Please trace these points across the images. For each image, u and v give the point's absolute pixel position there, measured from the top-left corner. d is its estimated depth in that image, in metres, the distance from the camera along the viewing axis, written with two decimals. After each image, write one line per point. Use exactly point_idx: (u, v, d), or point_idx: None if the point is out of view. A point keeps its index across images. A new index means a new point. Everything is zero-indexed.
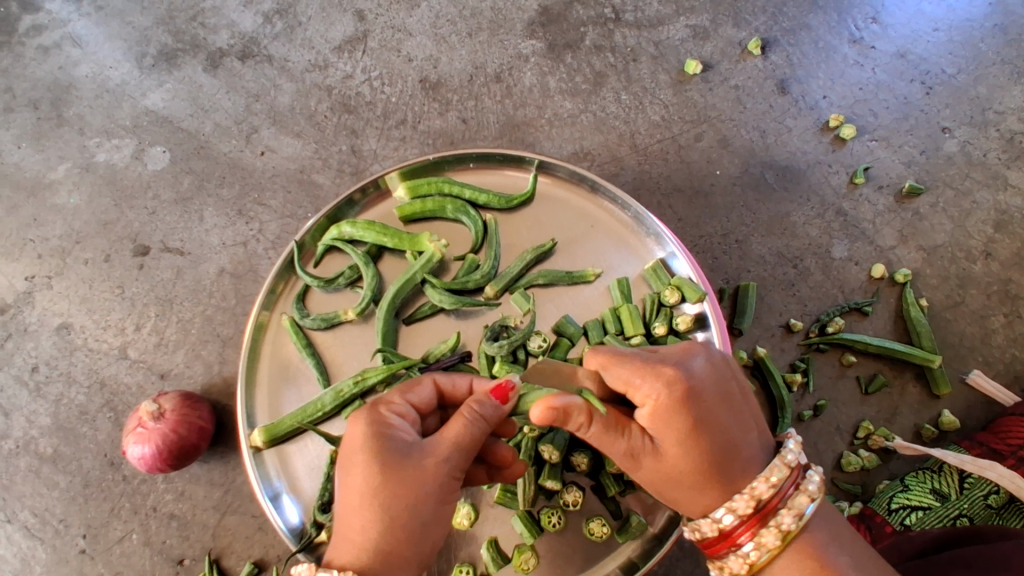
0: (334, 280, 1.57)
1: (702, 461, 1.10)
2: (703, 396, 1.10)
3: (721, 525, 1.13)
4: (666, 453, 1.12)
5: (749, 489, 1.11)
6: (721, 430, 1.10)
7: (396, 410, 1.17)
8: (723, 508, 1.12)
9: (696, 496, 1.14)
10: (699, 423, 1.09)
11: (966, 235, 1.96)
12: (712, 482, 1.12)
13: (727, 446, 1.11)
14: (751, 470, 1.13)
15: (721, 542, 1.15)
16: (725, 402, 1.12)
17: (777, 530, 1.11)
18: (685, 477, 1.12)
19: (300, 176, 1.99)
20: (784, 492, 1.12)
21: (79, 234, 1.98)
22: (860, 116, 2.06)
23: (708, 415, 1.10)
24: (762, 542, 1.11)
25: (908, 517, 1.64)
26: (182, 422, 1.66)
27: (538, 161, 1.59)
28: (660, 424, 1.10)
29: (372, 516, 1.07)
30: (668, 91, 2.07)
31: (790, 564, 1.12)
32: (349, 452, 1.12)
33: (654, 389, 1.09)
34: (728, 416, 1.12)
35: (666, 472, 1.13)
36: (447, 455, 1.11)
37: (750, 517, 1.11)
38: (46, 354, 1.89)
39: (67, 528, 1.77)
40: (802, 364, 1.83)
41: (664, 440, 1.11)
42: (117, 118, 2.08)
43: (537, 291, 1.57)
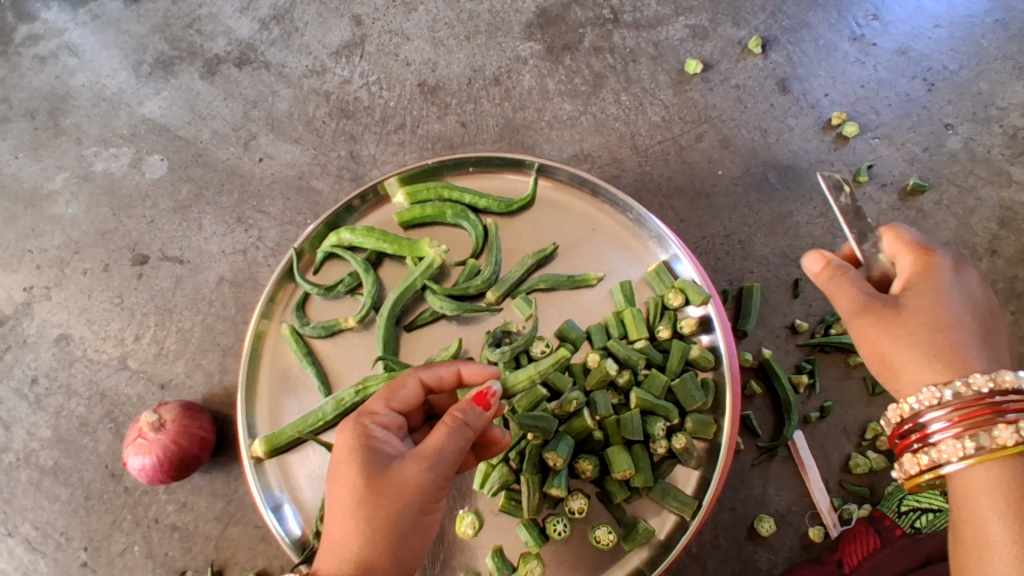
0: (334, 287, 1.56)
1: (941, 323, 1.09)
2: (966, 281, 1.15)
3: (942, 400, 1.06)
4: (909, 307, 1.11)
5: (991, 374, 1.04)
6: (958, 298, 1.12)
7: (380, 422, 1.15)
8: (954, 382, 1.05)
9: (918, 363, 1.09)
10: (938, 287, 1.13)
11: (971, 232, 1.94)
12: (949, 350, 1.08)
13: (973, 318, 1.11)
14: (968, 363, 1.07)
15: (922, 422, 1.10)
16: (982, 304, 1.14)
17: (995, 432, 1.01)
18: (920, 334, 1.09)
19: (298, 183, 1.97)
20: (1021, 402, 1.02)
21: (77, 245, 1.97)
22: (862, 114, 2.04)
23: (949, 283, 1.13)
24: (990, 436, 1.01)
25: (918, 520, 1.67)
26: (183, 433, 1.64)
27: (537, 164, 1.58)
28: (919, 284, 1.13)
29: (354, 527, 1.04)
30: (668, 91, 2.06)
31: (987, 475, 1.00)
32: (336, 464, 1.09)
33: (909, 260, 1.17)
34: (960, 296, 1.13)
35: (903, 332, 1.11)
36: (425, 464, 1.06)
37: (966, 405, 1.04)
38: (46, 366, 1.88)
39: (69, 541, 1.76)
40: (807, 365, 1.81)
41: (921, 294, 1.12)
42: (115, 127, 2.07)
43: (539, 296, 1.56)
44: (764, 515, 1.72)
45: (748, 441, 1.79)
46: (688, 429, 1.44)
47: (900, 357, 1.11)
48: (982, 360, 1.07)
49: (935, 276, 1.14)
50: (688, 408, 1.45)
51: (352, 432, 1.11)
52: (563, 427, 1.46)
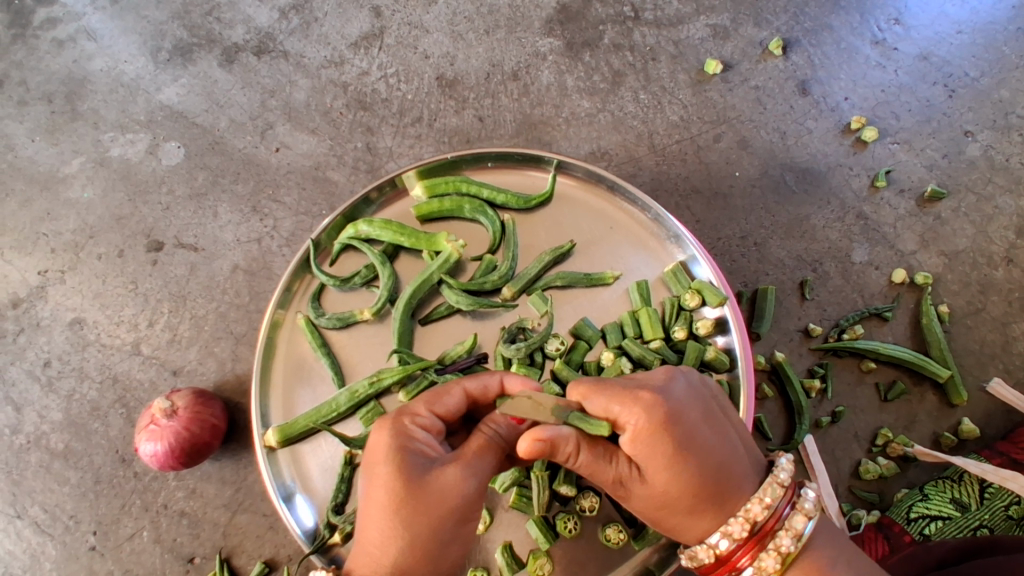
0: (350, 279, 1.56)
1: (694, 485, 1.08)
2: (685, 426, 1.07)
3: (718, 551, 1.12)
4: (654, 477, 1.08)
5: (742, 513, 1.10)
6: (697, 454, 1.07)
7: (421, 424, 1.14)
8: (719, 533, 1.11)
9: (687, 520, 1.12)
10: (688, 445, 1.07)
11: (987, 240, 1.93)
12: (706, 504, 1.09)
13: (713, 469, 1.08)
14: (729, 505, 1.10)
15: (714, 571, 1.15)
16: (706, 416, 1.11)
17: (763, 564, 1.10)
18: (682, 501, 1.09)
19: (315, 173, 1.97)
20: (772, 521, 1.11)
21: (92, 229, 1.98)
22: (882, 119, 2.03)
23: (686, 436, 1.07)
24: (762, 566, 1.10)
25: (928, 527, 1.61)
26: (195, 420, 1.65)
27: (556, 160, 1.57)
28: (646, 455, 1.07)
29: (392, 532, 1.06)
30: (687, 91, 2.05)
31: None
32: (373, 463, 1.09)
33: (637, 413, 1.06)
34: (716, 437, 1.11)
35: (657, 499, 1.10)
36: (467, 475, 1.09)
37: (736, 547, 1.11)
38: (59, 349, 1.88)
39: (78, 525, 1.77)
40: (820, 370, 1.81)
41: (648, 466, 1.08)
42: (132, 113, 2.07)
43: (554, 293, 1.55)
44: None
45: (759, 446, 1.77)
46: None
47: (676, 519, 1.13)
48: (747, 490, 1.11)
49: (665, 441, 1.06)
50: None
51: (392, 434, 1.10)
52: None
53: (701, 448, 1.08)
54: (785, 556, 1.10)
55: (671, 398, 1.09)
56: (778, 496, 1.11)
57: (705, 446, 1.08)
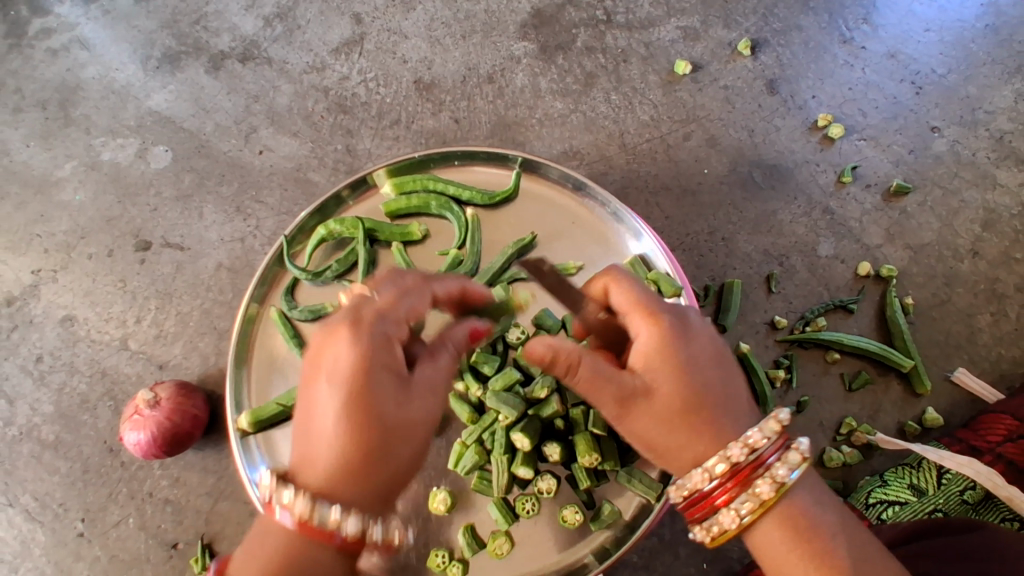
0: (322, 273, 1.62)
1: (693, 398, 1.15)
2: (694, 349, 1.17)
3: (712, 474, 1.13)
4: (657, 391, 1.15)
5: (743, 440, 1.12)
6: (700, 375, 1.16)
7: (398, 335, 1.17)
8: (717, 459, 1.13)
9: (685, 445, 1.15)
10: (689, 361, 1.16)
11: (953, 234, 1.97)
12: (704, 427, 1.15)
13: (714, 395, 1.16)
14: (729, 429, 1.15)
15: (707, 499, 1.15)
16: (709, 342, 1.21)
17: (756, 492, 1.11)
18: (679, 418, 1.15)
19: (296, 175, 2.05)
20: (770, 452, 1.12)
21: (83, 230, 2.06)
22: (849, 116, 2.07)
23: (690, 355, 1.17)
24: (757, 493, 1.11)
25: (885, 512, 1.65)
26: (176, 410, 1.71)
27: (521, 159, 1.62)
28: (651, 364, 1.16)
29: (363, 450, 1.11)
30: (657, 91, 2.11)
31: (772, 527, 1.12)
32: (337, 363, 1.12)
33: (649, 325, 1.18)
34: (717, 365, 1.19)
35: (655, 413, 1.16)
36: (427, 399, 1.18)
37: (732, 475, 1.12)
38: (50, 345, 1.96)
39: (66, 512, 1.84)
40: (785, 361, 1.84)
41: (653, 377, 1.15)
42: (122, 118, 2.16)
43: (519, 285, 1.60)
44: None
45: None
46: None
47: (669, 443, 1.17)
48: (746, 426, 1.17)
49: (670, 354, 1.16)
50: None
51: (368, 340, 1.12)
52: (533, 411, 1.49)
53: (700, 367, 1.17)
54: (779, 485, 1.11)
55: (683, 319, 1.21)
56: (779, 431, 1.13)
57: (704, 368, 1.17)
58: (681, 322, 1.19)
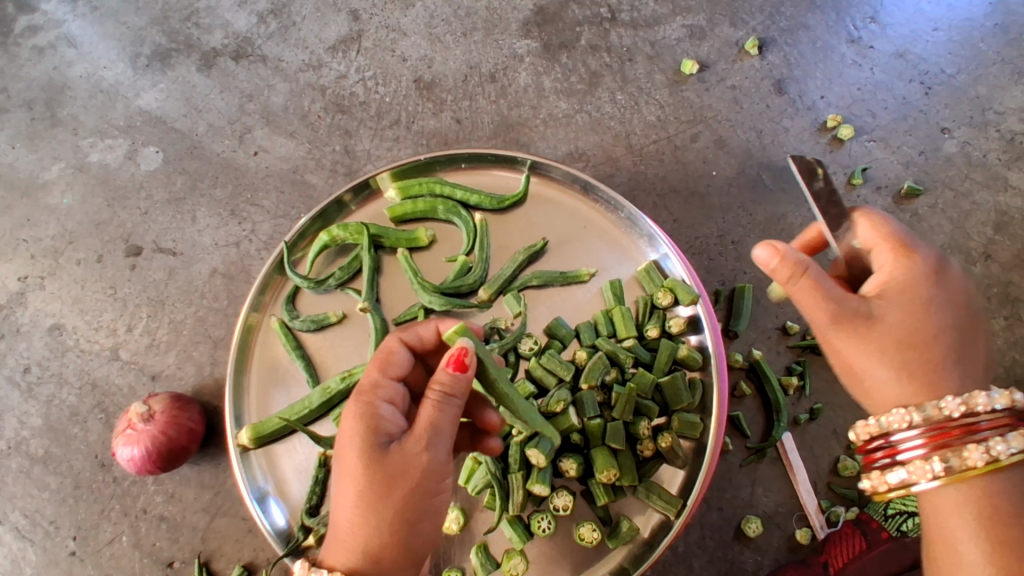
0: (324, 281, 1.56)
1: (917, 339, 1.07)
2: (948, 286, 1.10)
3: (924, 434, 1.06)
4: (881, 317, 1.08)
5: (964, 398, 1.04)
6: (928, 310, 1.08)
7: (384, 396, 1.15)
8: (929, 407, 1.06)
9: (886, 381, 1.08)
10: (933, 303, 1.08)
11: (965, 237, 1.94)
12: (923, 370, 1.06)
13: (930, 336, 1.07)
14: (940, 378, 1.06)
15: (889, 453, 1.11)
16: (960, 297, 1.11)
17: (964, 456, 1.03)
18: (889, 350, 1.07)
19: (293, 177, 1.98)
20: (987, 424, 1.04)
21: (72, 234, 1.98)
22: (858, 116, 2.04)
23: (931, 294, 1.09)
24: (956, 458, 1.04)
25: (904, 523, 1.67)
26: (172, 424, 1.65)
27: (530, 161, 1.57)
28: (887, 291, 1.10)
29: (364, 517, 1.07)
30: (664, 91, 2.06)
31: (956, 496, 1.04)
32: (338, 438, 1.13)
33: (891, 266, 1.11)
34: (950, 320, 1.08)
35: (874, 343, 1.08)
36: (420, 445, 1.09)
37: (938, 431, 1.05)
38: (38, 355, 1.88)
39: (57, 530, 1.76)
40: (799, 367, 1.80)
41: (884, 303, 1.09)
42: (111, 118, 2.08)
43: (531, 293, 1.55)
44: (751, 516, 1.70)
45: (737, 442, 1.76)
46: (673, 428, 1.43)
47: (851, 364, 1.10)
48: (956, 379, 1.06)
49: (911, 282, 1.09)
50: (675, 407, 1.44)
51: (350, 408, 1.13)
52: (547, 425, 1.43)
53: (901, 308, 1.08)
54: (991, 459, 1.02)
55: (935, 266, 1.12)
56: (1005, 406, 1.04)
57: (912, 313, 1.07)
58: (930, 271, 1.10)
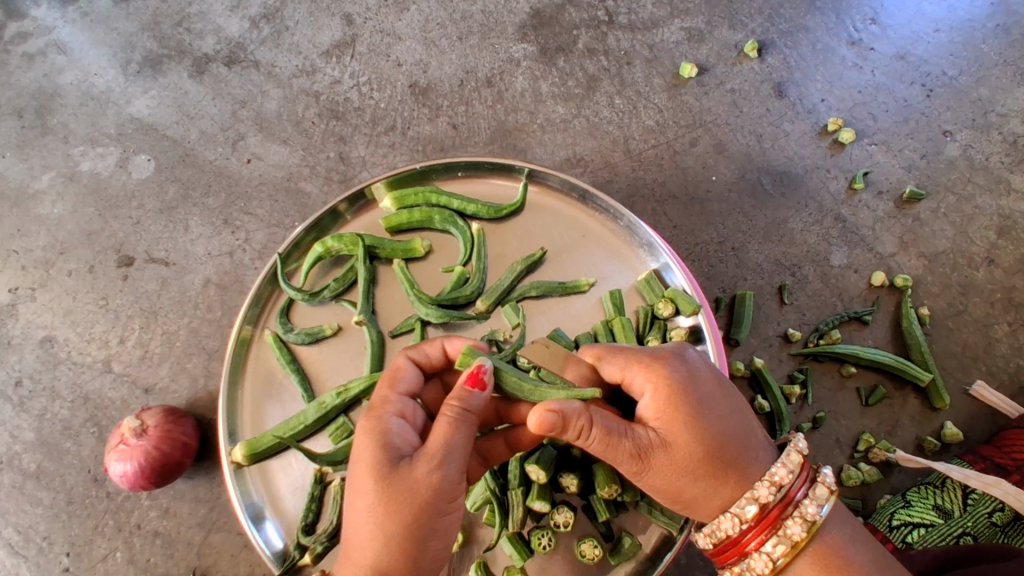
0: (319, 293, 1.53)
1: (713, 446, 1.09)
2: (702, 389, 1.12)
3: (747, 518, 1.09)
4: (670, 444, 1.08)
5: (768, 475, 1.10)
6: (714, 415, 1.10)
7: (393, 411, 1.14)
8: (749, 503, 1.08)
9: (706, 491, 1.10)
10: (707, 404, 1.11)
11: (968, 241, 1.92)
12: (724, 473, 1.09)
13: (727, 434, 1.10)
14: (750, 468, 1.10)
15: (731, 551, 1.13)
16: (707, 380, 1.14)
17: (789, 532, 1.08)
18: (700, 465, 1.08)
19: (287, 184, 1.95)
20: (797, 489, 1.10)
21: (63, 245, 1.95)
22: (859, 120, 2.01)
23: (702, 398, 1.11)
24: (787, 534, 1.08)
25: (910, 534, 1.60)
26: (165, 439, 1.62)
27: (528, 169, 1.55)
28: (664, 417, 1.10)
29: (373, 533, 1.05)
30: (662, 95, 2.03)
31: (806, 570, 1.09)
32: (352, 455, 1.11)
33: (653, 377, 1.12)
34: (731, 410, 1.13)
35: (681, 463, 1.08)
36: (429, 464, 1.06)
37: (762, 517, 1.09)
38: (30, 368, 1.86)
39: (50, 546, 1.74)
40: (800, 376, 1.79)
41: (669, 428, 1.09)
42: (102, 126, 2.04)
43: (529, 304, 1.53)
44: None
45: None
46: None
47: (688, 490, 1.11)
48: (764, 459, 1.12)
49: (682, 400, 1.10)
50: None
51: (361, 425, 1.12)
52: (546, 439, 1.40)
53: (705, 411, 1.10)
54: (810, 523, 1.08)
55: (685, 361, 1.16)
56: (802, 463, 1.12)
57: (711, 412, 1.10)
58: (683, 374, 1.13)
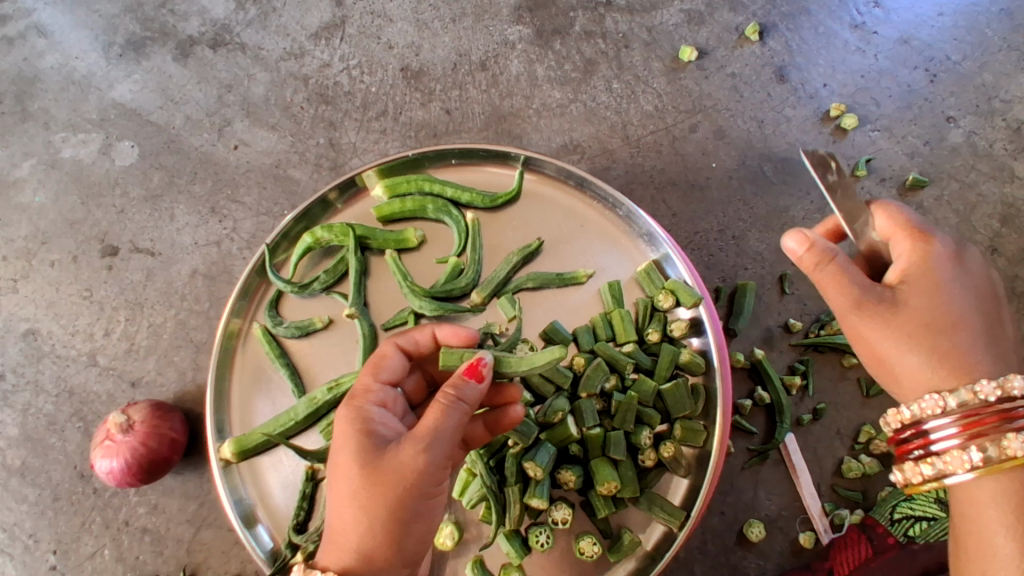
0: (309, 285, 1.48)
1: (940, 318, 1.08)
2: (968, 269, 1.12)
3: (946, 408, 1.06)
4: (908, 304, 1.10)
5: (999, 381, 1.03)
6: (964, 296, 1.09)
7: (375, 399, 1.11)
8: (963, 391, 1.04)
9: (916, 364, 1.09)
10: (952, 282, 1.10)
11: (971, 229, 1.89)
12: (950, 351, 1.07)
13: (958, 315, 1.08)
14: (965, 354, 1.06)
15: (921, 439, 1.11)
16: (973, 274, 1.13)
17: (999, 445, 1.02)
18: (921, 331, 1.08)
19: (275, 171, 1.89)
20: (1022, 409, 1.03)
21: (44, 235, 1.89)
22: (861, 105, 1.97)
23: (940, 275, 1.11)
24: (1005, 447, 1.01)
25: (913, 528, 1.64)
26: (152, 435, 1.58)
27: (524, 157, 1.49)
28: (911, 280, 1.11)
29: (357, 517, 1.02)
30: (662, 79, 1.98)
31: (985, 487, 1.02)
32: (335, 441, 1.08)
33: (914, 246, 1.13)
34: (967, 297, 1.10)
35: (902, 326, 1.09)
36: (415, 447, 1.01)
37: (974, 417, 1.04)
38: (12, 362, 1.81)
39: (36, 544, 1.70)
40: (801, 366, 1.76)
41: (916, 289, 1.10)
42: (84, 112, 1.98)
43: (525, 296, 1.49)
44: (754, 519, 1.67)
45: (741, 444, 1.73)
46: (676, 436, 1.37)
47: (894, 360, 1.12)
48: (989, 358, 1.06)
49: (936, 269, 1.11)
50: (678, 414, 1.39)
51: (344, 412, 1.09)
52: (544, 435, 1.39)
53: (936, 282, 1.10)
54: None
55: (959, 246, 1.14)
56: None
57: (941, 285, 1.10)
58: (968, 258, 1.12)
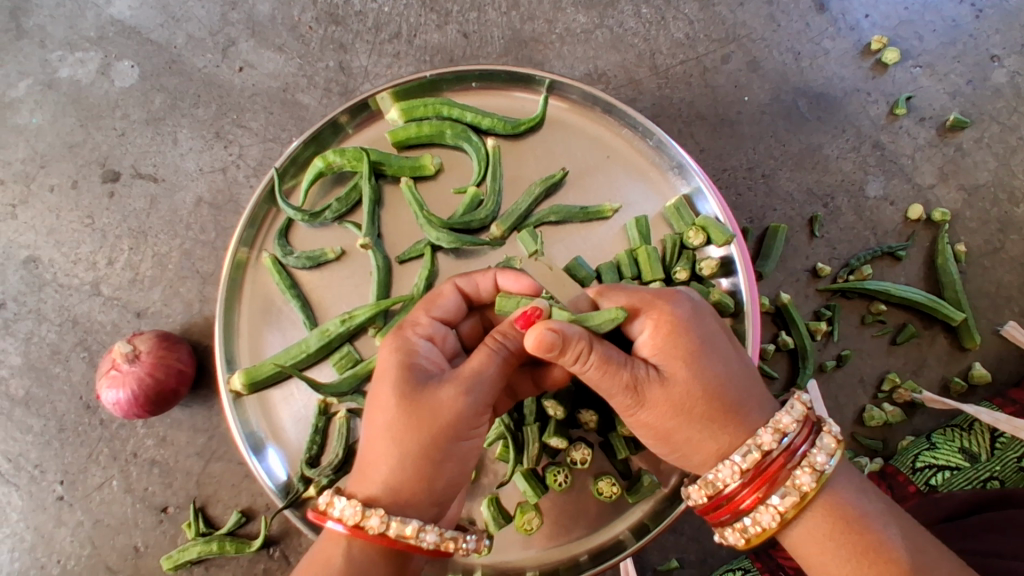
0: (320, 214, 1.42)
1: (711, 387, 0.99)
2: (705, 324, 1.02)
3: (742, 468, 0.99)
4: (674, 376, 0.99)
5: (768, 425, 1.00)
6: (714, 357, 1.00)
7: (422, 332, 1.08)
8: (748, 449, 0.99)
9: (703, 436, 1.00)
10: (707, 346, 1.00)
11: (1010, 174, 1.80)
12: (723, 413, 0.99)
13: (734, 380, 1.00)
14: (746, 418, 1.00)
15: (722, 509, 1.04)
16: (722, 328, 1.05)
17: (796, 483, 0.98)
18: (700, 404, 0.99)
19: (282, 96, 1.79)
20: (799, 440, 1.00)
21: (43, 158, 1.81)
22: (905, 39, 1.84)
23: (705, 337, 1.00)
24: (796, 484, 0.98)
25: (934, 477, 1.56)
26: (159, 365, 1.54)
27: (549, 80, 1.40)
28: (663, 351, 1.00)
29: (390, 449, 0.97)
30: (694, 5, 1.85)
31: (814, 525, 0.99)
32: (375, 372, 1.03)
33: (654, 312, 1.02)
34: (731, 351, 1.02)
35: (673, 400, 0.99)
36: (457, 388, 0.97)
37: (761, 468, 0.99)
38: (14, 290, 1.75)
39: (43, 475, 1.68)
40: (827, 312, 1.70)
41: (668, 363, 0.99)
42: (80, 29, 1.86)
43: (547, 230, 1.41)
44: None
45: None
46: None
47: (681, 436, 1.02)
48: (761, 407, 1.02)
49: (684, 335, 0.99)
50: None
51: (387, 345, 1.04)
52: None
53: (714, 350, 1.00)
54: (818, 475, 0.98)
55: (690, 301, 1.05)
56: (806, 415, 1.02)
57: (718, 349, 1.01)
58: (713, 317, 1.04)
